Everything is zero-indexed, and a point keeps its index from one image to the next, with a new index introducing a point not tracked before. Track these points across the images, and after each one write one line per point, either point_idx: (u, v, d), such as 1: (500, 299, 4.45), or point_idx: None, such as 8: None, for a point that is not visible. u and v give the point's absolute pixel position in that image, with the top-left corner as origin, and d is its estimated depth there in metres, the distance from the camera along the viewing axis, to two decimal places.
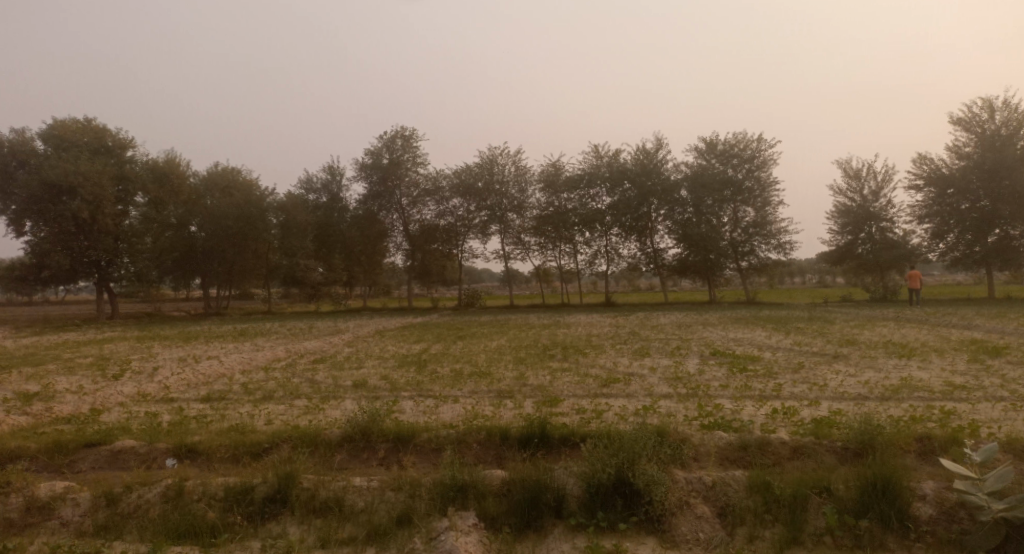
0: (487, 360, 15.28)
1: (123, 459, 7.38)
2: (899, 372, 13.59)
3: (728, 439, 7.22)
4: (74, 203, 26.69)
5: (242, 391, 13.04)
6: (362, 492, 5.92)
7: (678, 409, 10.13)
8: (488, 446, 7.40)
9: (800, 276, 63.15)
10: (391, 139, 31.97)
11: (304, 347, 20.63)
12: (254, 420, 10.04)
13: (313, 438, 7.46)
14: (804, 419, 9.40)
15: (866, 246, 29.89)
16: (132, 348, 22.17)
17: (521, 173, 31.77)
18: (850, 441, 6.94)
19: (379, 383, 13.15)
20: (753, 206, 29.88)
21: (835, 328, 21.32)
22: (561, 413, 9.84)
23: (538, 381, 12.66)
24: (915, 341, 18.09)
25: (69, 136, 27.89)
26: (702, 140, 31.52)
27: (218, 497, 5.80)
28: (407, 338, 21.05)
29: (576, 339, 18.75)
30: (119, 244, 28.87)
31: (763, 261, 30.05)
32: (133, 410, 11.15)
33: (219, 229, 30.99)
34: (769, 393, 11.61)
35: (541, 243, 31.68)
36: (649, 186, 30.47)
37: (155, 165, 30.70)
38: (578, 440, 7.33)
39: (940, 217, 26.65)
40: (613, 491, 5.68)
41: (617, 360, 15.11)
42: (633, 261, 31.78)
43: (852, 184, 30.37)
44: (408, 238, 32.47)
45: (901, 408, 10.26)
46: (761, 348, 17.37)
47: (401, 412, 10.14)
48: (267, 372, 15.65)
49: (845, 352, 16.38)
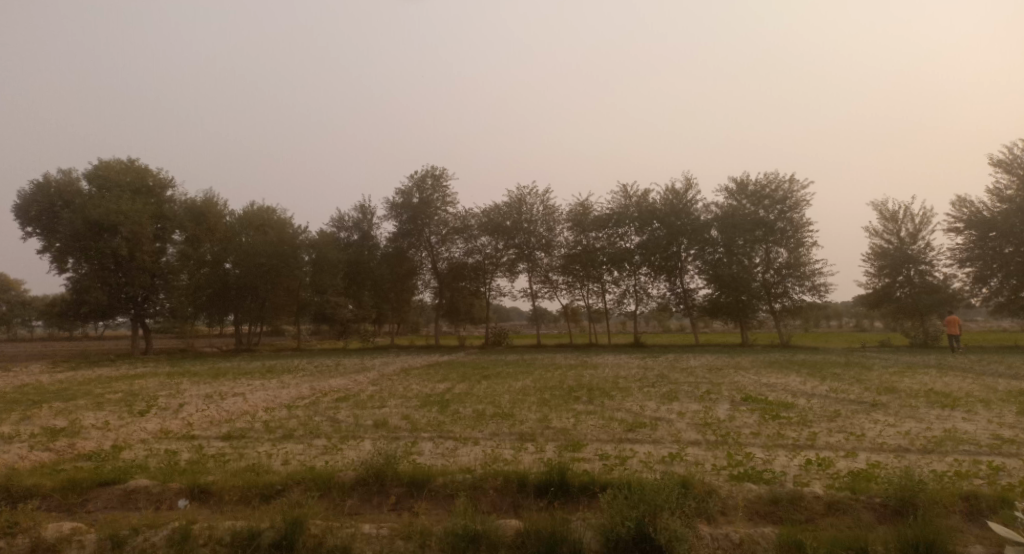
0: (511, 401, 15.01)
1: (135, 499, 7.28)
2: (942, 422, 12.97)
3: (757, 491, 6.85)
4: (114, 241, 27.36)
5: (263, 429, 12.94)
6: (371, 541, 5.70)
7: (706, 457, 9.74)
8: (505, 493, 7.14)
9: (836, 319, 61.68)
10: (422, 178, 32.26)
11: (329, 384, 20.56)
12: (271, 460, 9.91)
13: (326, 481, 7.28)
14: (840, 471, 8.94)
15: (905, 289, 29.07)
16: (161, 383, 22.37)
17: (550, 213, 31.75)
18: (890, 498, 6.52)
19: (401, 423, 12.96)
20: (786, 247, 29.36)
21: (873, 374, 20.58)
22: (583, 459, 9.52)
23: (561, 424, 12.34)
24: (958, 390, 17.33)
25: (113, 176, 28.79)
26: (732, 180, 31.23)
27: (224, 543, 5.64)
28: (432, 376, 20.87)
29: (602, 380, 18.37)
30: (156, 280, 29.45)
31: (797, 304, 29.42)
32: (154, 447, 11.11)
33: (251, 266, 31.46)
34: (803, 442, 11.13)
35: (569, 282, 31.50)
36: (679, 226, 30.18)
37: (193, 204, 31.44)
38: (598, 488, 7.03)
39: (982, 261, 25.91)
40: (634, 547, 5.37)
41: (644, 403, 14.70)
42: (662, 301, 31.34)
43: (889, 226, 29.70)
44: (436, 276, 32.58)
45: (945, 461, 9.73)
46: (795, 394, 16.78)
47: (419, 454, 9.92)
48: (290, 410, 15.57)
49: (884, 400, 15.74)
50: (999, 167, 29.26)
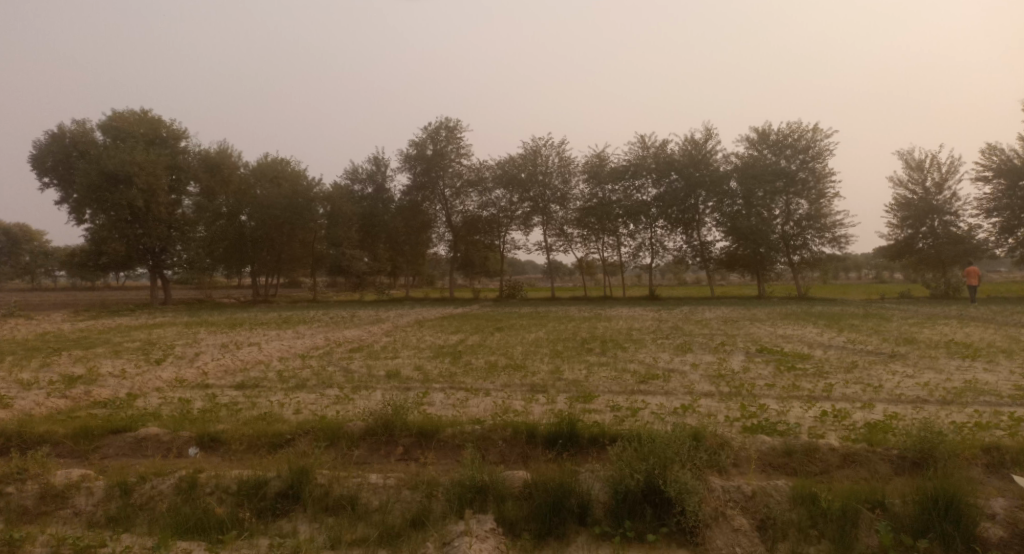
0: (523, 353, 14.97)
1: (146, 447, 7.30)
2: (963, 373, 12.74)
3: (771, 443, 6.71)
4: (130, 192, 27.33)
5: (276, 379, 13.01)
6: (378, 490, 5.65)
7: (720, 409, 9.61)
8: (514, 444, 7.07)
9: (855, 272, 60.89)
10: (436, 129, 31.77)
11: (344, 336, 20.66)
12: (282, 410, 9.93)
13: (336, 430, 7.25)
14: (856, 423, 8.77)
15: (928, 240, 28.47)
16: (179, 334, 22.60)
17: (565, 164, 31.22)
18: (908, 450, 6.35)
19: (413, 374, 12.95)
20: (807, 198, 28.76)
21: (892, 326, 20.28)
22: (594, 410, 9.44)
23: (574, 375, 12.25)
24: (980, 341, 17.05)
25: (126, 127, 28.74)
26: (753, 129, 30.46)
27: (230, 491, 5.61)
28: (446, 328, 20.85)
29: (617, 333, 18.27)
30: (172, 232, 29.54)
31: (816, 256, 28.94)
32: (168, 396, 11.20)
33: (266, 219, 31.33)
34: (819, 394, 10.95)
35: (584, 235, 31.19)
36: (697, 177, 29.56)
37: (208, 155, 31.26)
38: (608, 440, 6.93)
39: (1009, 210, 25.18)
40: (643, 499, 5.28)
41: (658, 355, 14.57)
42: (678, 254, 30.95)
43: (913, 175, 28.89)
44: (451, 229, 32.34)
45: (964, 413, 9.52)
46: (812, 346, 16.57)
47: (430, 404, 9.90)
48: (304, 360, 15.63)
49: (903, 352, 15.50)
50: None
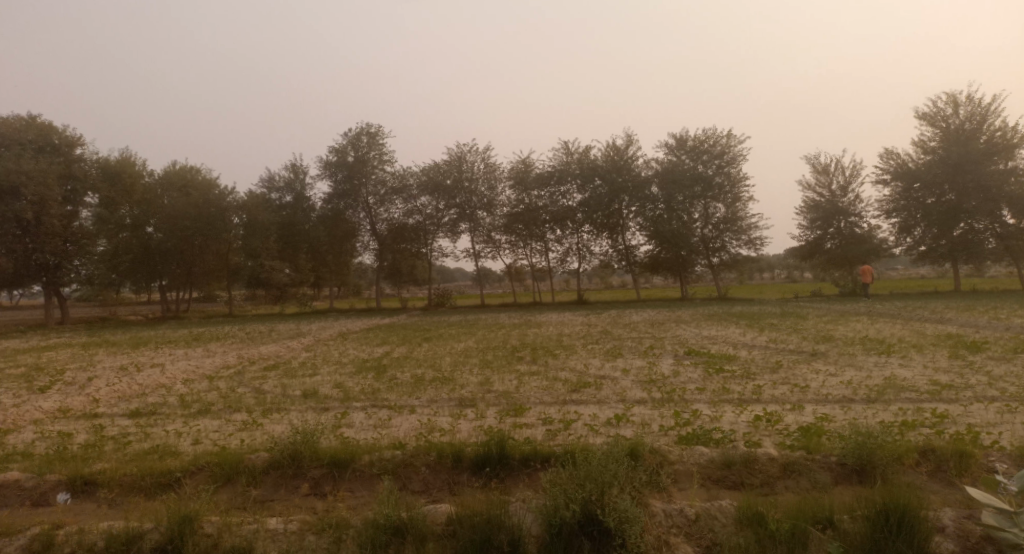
0: (450, 364, 14.31)
1: (2, 497, 6.26)
2: (881, 369, 13.00)
3: (709, 455, 6.37)
4: (18, 204, 24.85)
5: (177, 404, 11.86)
6: (276, 538, 4.94)
7: (653, 417, 9.26)
8: (439, 469, 6.44)
9: (769, 271, 63.59)
10: (357, 135, 30.84)
11: (258, 352, 19.43)
12: (180, 441, 8.92)
13: (234, 465, 6.43)
14: (789, 427, 8.59)
15: (835, 240, 29.53)
16: (73, 356, 20.70)
17: (490, 170, 30.74)
18: (847, 457, 6.09)
19: (331, 392, 12.09)
20: (724, 202, 29.38)
21: (808, 324, 20.79)
22: (525, 424, 8.91)
23: (503, 386, 11.71)
24: (891, 336, 17.58)
25: (11, 132, 26.00)
26: (672, 135, 31.02)
27: (96, 550, 4.80)
28: (369, 340, 19.97)
29: (545, 339, 17.89)
30: (70, 246, 27.45)
31: (734, 258, 29.61)
32: (47, 430, 9.93)
33: (174, 229, 29.35)
34: (748, 396, 10.81)
35: (512, 241, 30.77)
36: (621, 182, 29.66)
37: (107, 163, 29.20)
38: (540, 461, 6.40)
39: (907, 211, 26.45)
40: (579, 531, 4.78)
41: (588, 361, 14.24)
42: (604, 259, 30.96)
43: (821, 178, 29.97)
44: (376, 238, 31.24)
45: (890, 411, 9.51)
46: (737, 346, 16.64)
47: (348, 426, 9.15)
48: (210, 381, 14.44)
49: (823, 349, 15.76)
50: (924, 118, 29.88)
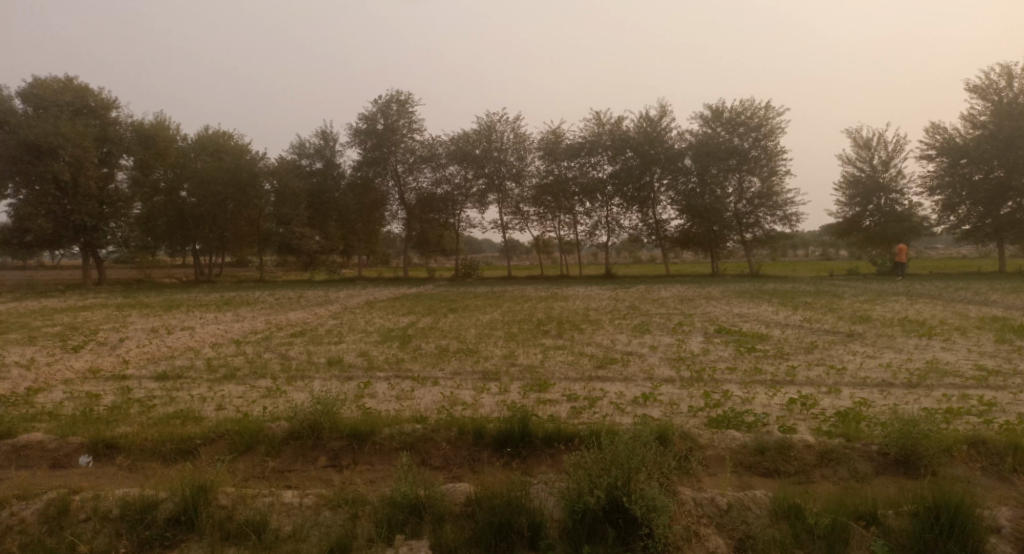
0: (475, 336, 14.14)
1: (26, 457, 6.26)
2: (922, 352, 12.49)
3: (742, 440, 6.09)
4: (56, 165, 25.15)
5: (203, 368, 11.90)
6: (291, 512, 4.84)
7: (682, 397, 8.97)
8: (460, 446, 6.26)
9: (802, 248, 62.32)
10: (387, 103, 30.54)
11: (286, 318, 19.51)
12: (204, 406, 8.90)
13: (254, 434, 6.34)
14: (825, 412, 8.24)
15: (874, 217, 28.55)
16: (107, 317, 21.03)
17: (520, 140, 30.20)
18: (890, 446, 5.76)
19: (356, 361, 12.02)
20: (760, 175, 28.58)
21: (844, 303, 20.17)
22: (549, 400, 8.70)
23: (528, 360, 11.50)
24: (932, 318, 16.90)
25: (49, 95, 26.23)
26: (708, 107, 30.13)
27: (111, 517, 4.74)
28: (396, 310, 19.92)
29: (572, 313, 17.64)
30: (106, 208, 27.69)
31: (768, 234, 28.85)
32: (75, 391, 10.01)
33: (207, 194, 29.53)
34: (781, 377, 10.43)
35: (541, 213, 30.39)
36: (653, 154, 28.98)
37: (141, 126, 29.13)
38: (566, 439, 6.17)
39: (951, 188, 25.39)
40: (604, 519, 4.55)
41: (615, 337, 13.94)
42: (634, 232, 30.45)
43: (861, 153, 28.92)
44: (405, 207, 31.11)
45: (932, 397, 9.08)
46: (769, 325, 16.18)
47: (371, 396, 9.04)
48: (238, 346, 14.49)
49: (859, 330, 15.23)
50: (975, 91, 28.49)
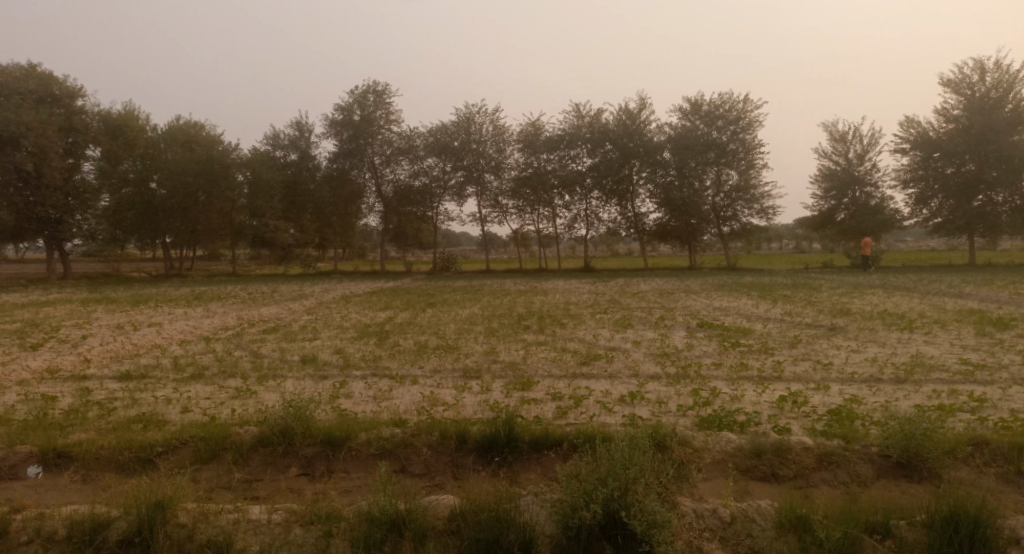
0: (455, 332, 13.74)
1: None
2: (906, 346, 12.36)
3: (737, 442, 5.80)
4: (18, 155, 24.14)
5: (170, 367, 11.35)
6: (259, 530, 4.45)
7: (669, 395, 8.68)
8: (441, 451, 5.89)
9: (777, 242, 62.84)
10: (362, 94, 29.92)
11: (259, 314, 18.92)
12: (169, 408, 8.41)
13: (220, 440, 5.91)
14: (817, 410, 8.00)
15: (848, 211, 28.63)
16: (71, 313, 20.22)
17: (498, 132, 29.76)
18: (893, 449, 5.50)
19: (331, 358, 11.56)
20: (737, 169, 28.50)
21: (823, 296, 20.11)
22: (534, 399, 8.35)
23: (509, 357, 11.14)
24: (911, 311, 16.88)
25: (10, 82, 25.13)
26: (686, 100, 29.97)
27: (58, 538, 4.32)
28: (373, 304, 19.43)
29: (553, 307, 17.31)
30: (71, 200, 26.69)
31: (745, 227, 28.79)
32: (30, 393, 9.42)
33: (178, 186, 28.66)
34: (768, 373, 10.21)
35: (519, 206, 30.01)
36: (631, 147, 28.76)
37: (108, 116, 28.13)
38: (554, 443, 5.82)
39: (925, 181, 25.46)
40: (600, 533, 4.25)
41: (597, 332, 13.63)
42: (612, 226, 30.19)
43: (837, 147, 28.97)
44: (381, 200, 30.52)
45: (923, 393, 8.88)
46: (751, 319, 16.00)
47: (347, 397, 8.62)
48: (207, 344, 13.92)
49: (841, 324, 15.10)
50: (948, 86, 28.69)
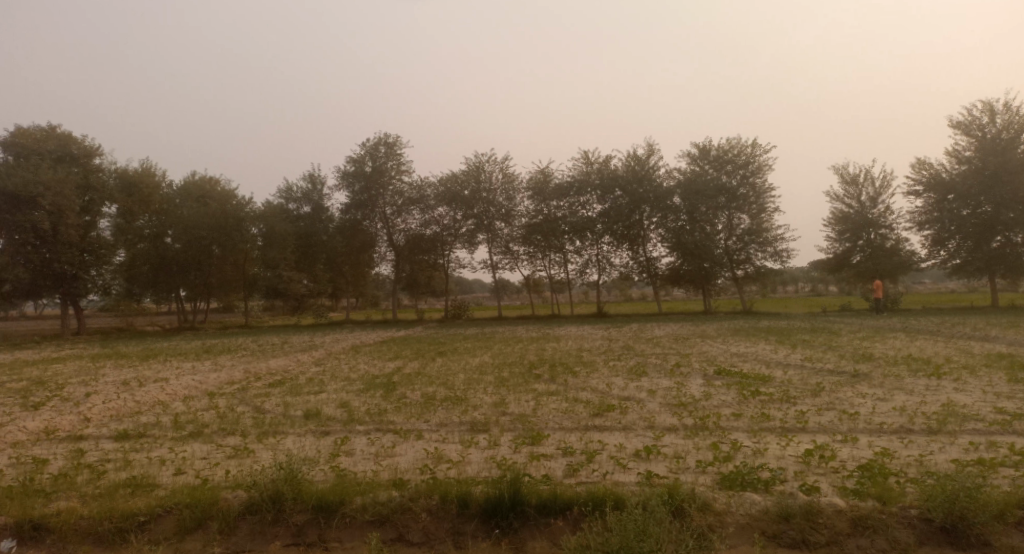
0: (464, 382, 13.31)
1: None
2: (935, 394, 11.75)
3: (763, 505, 5.32)
4: (35, 214, 24.37)
5: (170, 425, 10.99)
6: None
7: (687, 449, 8.19)
8: (442, 517, 5.46)
9: (792, 285, 62.09)
10: (374, 145, 30.13)
11: (267, 366, 18.61)
12: (163, 470, 8.04)
13: (206, 508, 5.51)
14: (847, 464, 7.48)
15: (864, 253, 28.16)
16: (79, 369, 20.01)
17: (508, 180, 29.76)
18: (935, 512, 5.00)
19: (336, 413, 11.16)
20: (749, 213, 28.22)
21: (843, 340, 19.52)
22: (544, 455, 7.90)
23: (519, 409, 10.68)
24: (936, 356, 16.23)
25: (31, 143, 25.57)
26: (695, 145, 29.90)
27: None
28: (382, 355, 19.07)
29: (565, 355, 16.85)
30: (86, 256, 26.79)
31: (759, 270, 28.34)
32: (23, 455, 9.08)
33: (192, 240, 28.75)
34: (792, 424, 9.66)
35: (530, 253, 29.80)
36: (641, 192, 28.66)
37: (125, 173, 28.50)
38: (564, 507, 5.37)
39: (940, 223, 25.00)
40: None
41: (610, 381, 13.15)
42: (625, 271, 29.85)
43: (849, 189, 28.66)
44: (393, 248, 30.45)
45: (959, 445, 8.31)
46: (770, 366, 15.45)
47: (348, 455, 8.19)
48: (210, 399, 13.57)
49: (865, 370, 14.52)
50: (959, 128, 28.43)
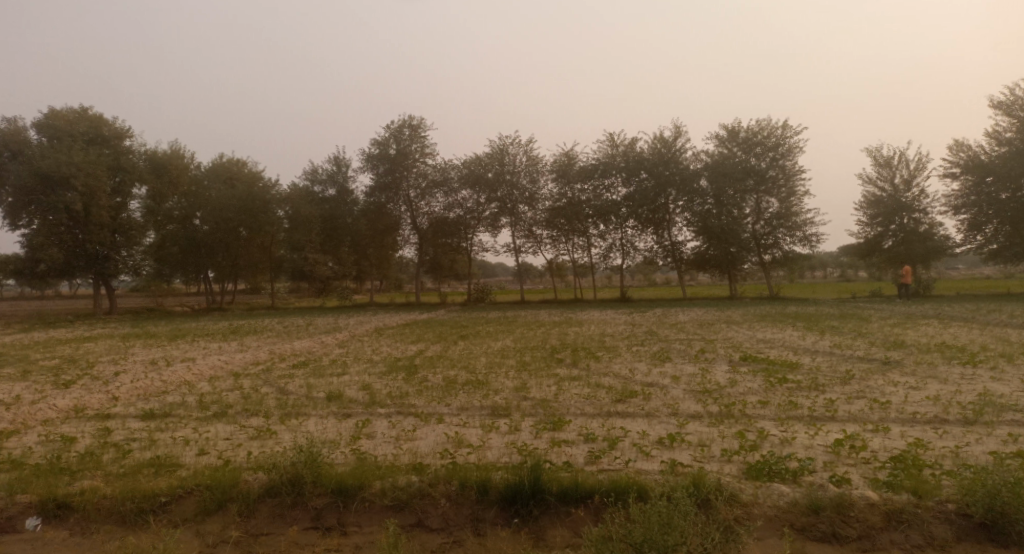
0: (485, 366, 13.23)
1: None
2: (971, 383, 11.39)
3: (791, 496, 5.15)
4: (68, 195, 24.75)
5: (195, 405, 11.09)
6: None
7: (712, 437, 8.01)
8: (461, 503, 5.39)
9: (821, 270, 61.03)
10: (398, 128, 30.00)
11: (291, 347, 18.76)
12: (186, 450, 8.09)
13: (226, 489, 5.50)
14: (878, 455, 7.26)
15: (896, 237, 27.49)
16: (109, 348, 20.34)
17: (532, 163, 29.49)
18: (975, 508, 4.79)
19: (358, 395, 11.16)
20: (777, 196, 27.66)
21: (874, 327, 19.07)
22: (565, 441, 7.79)
23: (540, 394, 10.57)
24: (971, 343, 15.76)
25: (64, 125, 25.91)
26: (723, 128, 29.29)
27: None
28: (404, 337, 19.08)
29: (588, 339, 16.69)
30: (117, 237, 27.14)
31: (787, 255, 27.82)
32: (51, 433, 9.20)
33: (220, 222, 28.96)
34: (821, 413, 9.41)
35: (554, 236, 29.59)
36: (667, 176, 28.23)
37: (154, 155, 28.81)
38: (585, 495, 5.26)
39: (977, 207, 24.23)
40: None
41: (633, 366, 12.98)
42: (649, 255, 29.51)
43: (882, 172, 27.89)
44: (416, 232, 30.44)
45: (996, 437, 8.03)
46: (798, 352, 15.14)
47: (368, 437, 8.17)
48: (235, 380, 13.69)
49: (896, 357, 14.15)
50: (999, 108, 27.45)
